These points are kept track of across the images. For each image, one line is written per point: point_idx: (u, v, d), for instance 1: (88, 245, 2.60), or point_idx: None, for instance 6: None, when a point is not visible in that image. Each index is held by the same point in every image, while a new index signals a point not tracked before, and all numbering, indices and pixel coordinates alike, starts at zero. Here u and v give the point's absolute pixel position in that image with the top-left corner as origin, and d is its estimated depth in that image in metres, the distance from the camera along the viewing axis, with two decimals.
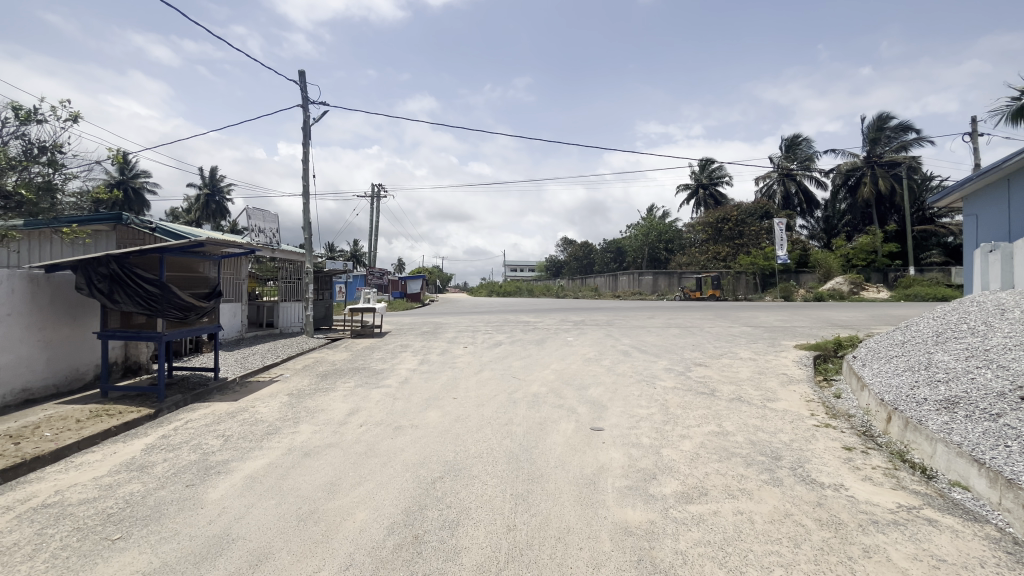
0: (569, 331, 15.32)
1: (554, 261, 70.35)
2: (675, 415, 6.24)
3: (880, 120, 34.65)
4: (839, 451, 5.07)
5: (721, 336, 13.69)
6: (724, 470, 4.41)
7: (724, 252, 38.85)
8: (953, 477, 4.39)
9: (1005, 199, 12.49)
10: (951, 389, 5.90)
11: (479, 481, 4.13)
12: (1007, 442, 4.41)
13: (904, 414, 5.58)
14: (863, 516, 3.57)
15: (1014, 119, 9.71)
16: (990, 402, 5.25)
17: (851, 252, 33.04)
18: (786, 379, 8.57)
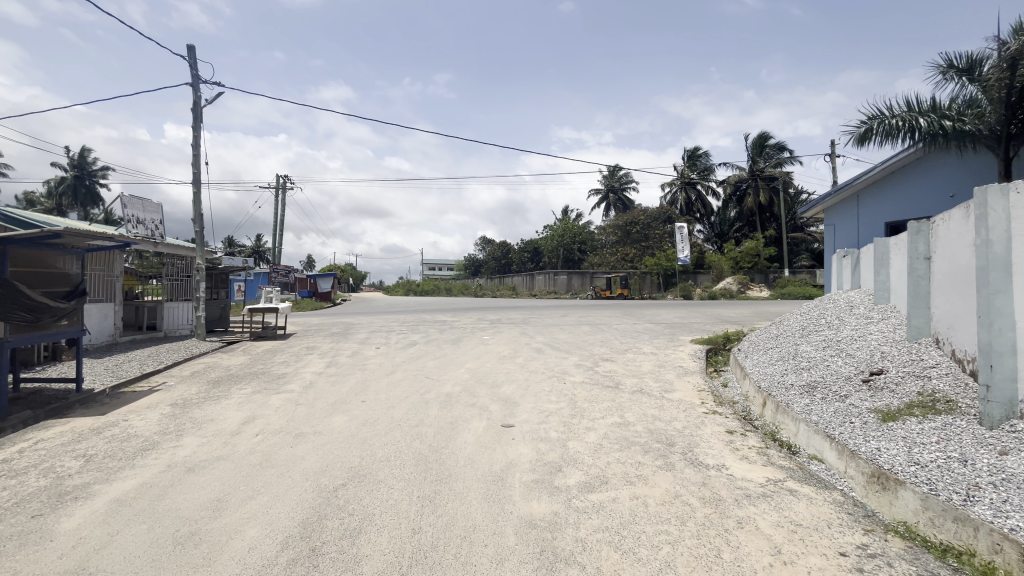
0: (485, 330, 15.38)
1: (473, 259, 70.20)
2: (583, 408, 6.52)
3: (762, 138, 38.97)
4: (722, 435, 5.61)
5: (628, 332, 14.55)
6: (625, 458, 4.69)
7: (631, 253, 41.39)
8: (811, 452, 5.06)
9: (855, 212, 14.72)
10: (811, 375, 6.81)
11: (386, 485, 4.01)
12: (851, 419, 5.19)
13: (775, 398, 6.33)
14: (739, 491, 3.99)
15: (858, 143, 11.45)
16: (840, 385, 6.14)
17: (739, 256, 36.75)
18: (682, 371, 9.33)
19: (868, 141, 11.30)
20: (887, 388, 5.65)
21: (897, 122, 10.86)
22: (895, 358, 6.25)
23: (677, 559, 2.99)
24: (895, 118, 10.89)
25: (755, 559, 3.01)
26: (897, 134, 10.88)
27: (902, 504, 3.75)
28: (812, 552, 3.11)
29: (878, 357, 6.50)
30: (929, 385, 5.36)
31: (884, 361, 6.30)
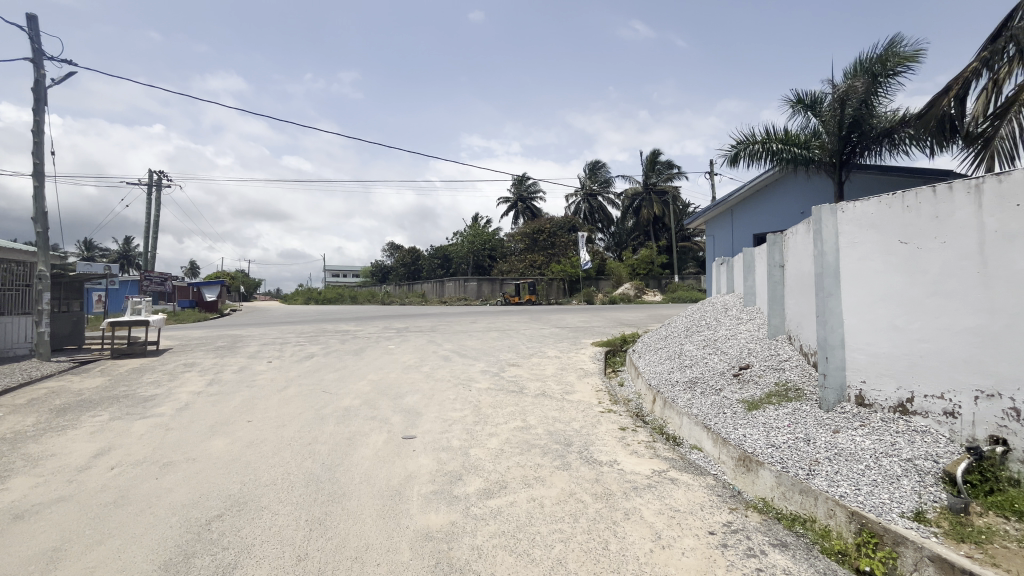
0: (391, 339, 14.88)
1: (380, 266, 67.78)
2: (486, 415, 6.56)
3: (654, 155, 42.47)
4: (616, 431, 5.98)
5: (534, 337, 14.96)
6: (524, 461, 4.80)
7: (539, 260, 42.70)
8: (692, 442, 5.57)
9: (729, 225, 16.61)
10: (693, 371, 7.51)
11: (271, 511, 3.69)
12: (723, 409, 5.81)
13: (663, 394, 6.89)
14: (627, 484, 4.27)
15: (730, 163, 12.93)
16: (716, 380, 6.84)
17: (636, 263, 39.59)
18: (583, 373, 9.78)
19: (737, 161, 12.82)
20: (753, 380, 6.40)
21: (759, 146, 12.46)
22: (759, 353, 7.11)
23: (568, 556, 3.11)
24: (758, 143, 12.49)
25: (638, 547, 3.23)
26: (760, 157, 12.47)
27: (761, 482, 4.27)
28: (687, 534, 3.41)
29: (746, 354, 7.35)
30: (783, 375, 6.17)
31: (750, 357, 7.14)
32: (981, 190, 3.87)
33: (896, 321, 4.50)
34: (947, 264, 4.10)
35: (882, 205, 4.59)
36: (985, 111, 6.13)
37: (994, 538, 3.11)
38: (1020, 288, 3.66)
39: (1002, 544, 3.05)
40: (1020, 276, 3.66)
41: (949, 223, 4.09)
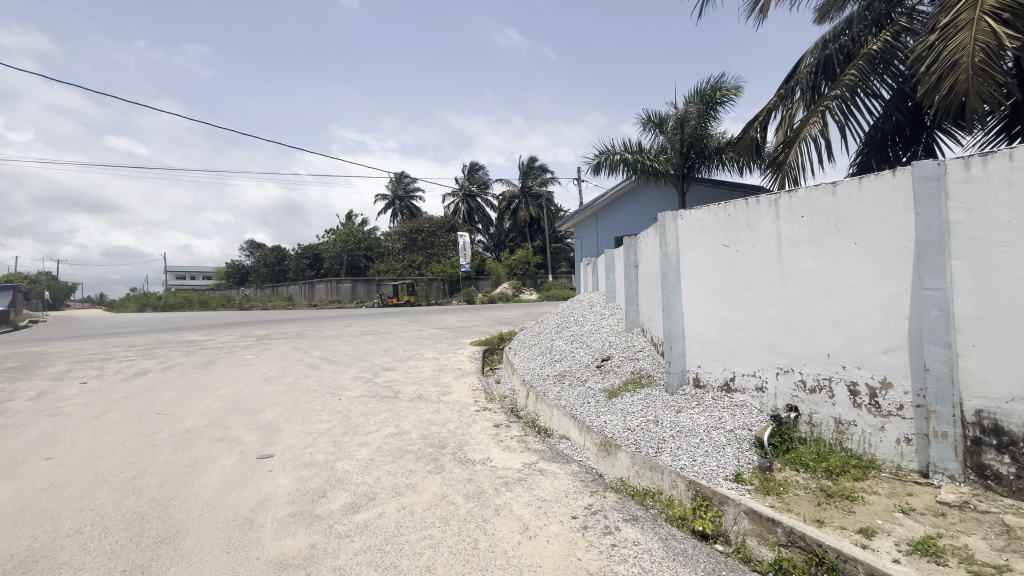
0: (248, 348, 13.32)
1: (237, 266, 60.45)
2: (356, 424, 6.20)
3: (529, 160, 44.44)
4: (490, 429, 6.07)
5: (411, 339, 14.59)
6: (396, 469, 4.63)
7: (417, 260, 41.84)
8: (561, 432, 5.92)
9: (594, 228, 18.00)
10: (562, 365, 7.98)
11: (74, 567, 3.03)
12: (588, 399, 6.27)
13: (536, 389, 7.21)
14: (498, 480, 4.36)
15: (592, 171, 14.04)
16: (582, 372, 7.36)
17: (513, 263, 40.92)
18: (459, 373, 9.78)
19: (598, 170, 14.00)
20: (613, 370, 7.01)
21: (615, 157, 13.72)
22: (617, 346, 7.81)
23: (437, 561, 3.06)
24: (615, 154, 13.73)
25: (506, 541, 3.31)
26: (616, 167, 13.76)
27: (619, 463, 4.69)
28: (552, 522, 3.59)
29: (607, 346, 8.02)
30: (638, 364, 6.86)
31: (611, 349, 7.82)
32: (778, 203, 4.68)
33: (722, 313, 5.26)
34: (757, 264, 4.89)
35: (710, 214, 5.32)
36: (781, 136, 7.39)
37: (788, 488, 3.81)
38: (805, 284, 4.50)
39: (795, 492, 3.75)
40: (805, 274, 4.50)
41: (757, 230, 4.88)
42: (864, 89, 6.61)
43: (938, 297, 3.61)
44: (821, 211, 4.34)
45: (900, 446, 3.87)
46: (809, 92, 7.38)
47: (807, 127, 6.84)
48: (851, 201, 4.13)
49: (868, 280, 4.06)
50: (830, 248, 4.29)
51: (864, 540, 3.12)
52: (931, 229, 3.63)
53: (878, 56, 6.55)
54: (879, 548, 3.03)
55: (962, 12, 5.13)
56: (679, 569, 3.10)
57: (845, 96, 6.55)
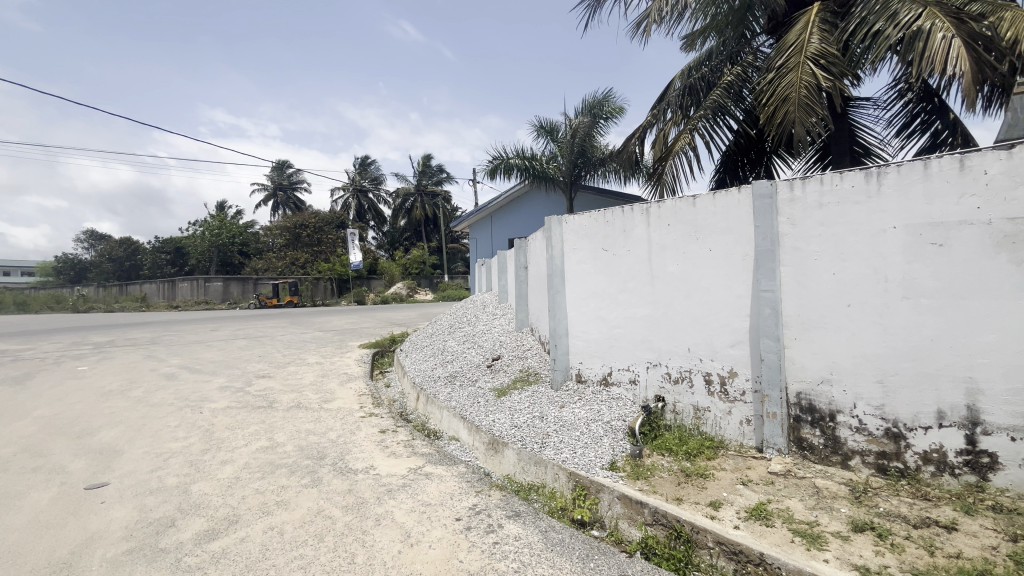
0: (83, 358, 11.24)
1: (70, 260, 50.77)
2: (220, 439, 5.53)
3: (426, 158, 43.70)
4: (376, 435, 5.82)
5: (292, 343, 13.48)
6: (265, 486, 4.21)
7: (302, 258, 38.79)
8: (451, 434, 5.87)
9: (489, 229, 18.21)
10: (454, 366, 7.93)
11: None
12: (477, 399, 6.30)
13: (426, 391, 7.07)
14: (381, 488, 4.18)
15: (489, 173, 14.29)
16: (473, 373, 7.37)
17: (408, 262, 39.87)
18: (345, 378, 9.24)
19: (495, 173, 14.29)
20: (503, 369, 7.14)
21: (511, 161, 14.08)
22: (508, 345, 7.97)
23: None
24: (511, 158, 14.10)
25: (385, 551, 3.18)
26: (512, 171, 14.13)
27: (506, 460, 4.79)
28: (435, 526, 3.52)
29: (498, 346, 8.15)
30: (526, 363, 7.07)
31: (501, 349, 7.95)
32: (648, 212, 5.12)
33: (601, 312, 5.62)
34: (630, 267, 5.31)
35: (591, 219, 5.66)
36: (656, 151, 8.11)
37: (655, 471, 4.18)
38: (670, 286, 4.99)
39: (660, 475, 4.12)
40: (670, 277, 4.98)
41: (632, 236, 5.29)
42: (721, 115, 7.52)
43: (770, 297, 4.23)
44: (683, 220, 4.84)
45: (743, 426, 4.45)
46: (679, 113, 8.21)
47: (676, 143, 7.60)
48: (707, 213, 4.66)
49: (719, 283, 4.61)
50: (690, 254, 4.80)
51: (712, 512, 3.53)
52: (766, 239, 4.24)
53: (732, 86, 7.50)
54: (724, 517, 3.46)
55: (793, 56, 6.09)
56: (556, 558, 3.23)
57: (706, 118, 7.41)
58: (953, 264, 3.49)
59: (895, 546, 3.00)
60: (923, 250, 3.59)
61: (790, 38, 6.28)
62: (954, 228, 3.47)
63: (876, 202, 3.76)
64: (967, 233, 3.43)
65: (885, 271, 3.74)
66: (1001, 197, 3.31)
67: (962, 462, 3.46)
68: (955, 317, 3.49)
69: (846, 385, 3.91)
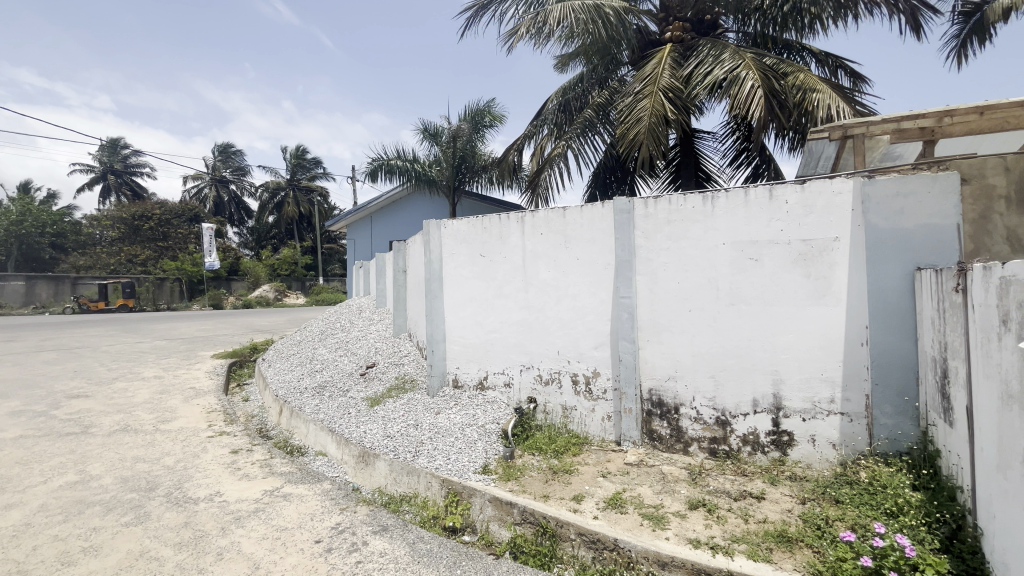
0: None
1: None
2: (6, 478, 4.43)
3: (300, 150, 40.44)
4: (225, 457, 5.16)
5: (123, 354, 11.40)
6: (70, 530, 3.47)
7: (141, 254, 33.14)
8: (317, 449, 5.45)
9: (369, 231, 17.40)
10: (323, 376, 7.38)
11: None
12: (348, 410, 5.93)
13: (290, 404, 6.48)
14: (227, 517, 3.71)
15: (369, 174, 13.74)
16: (344, 382, 6.94)
17: (276, 262, 36.36)
18: (191, 393, 8.07)
19: (376, 174, 13.79)
20: (377, 377, 6.83)
21: (394, 163, 13.71)
22: (383, 352, 7.66)
23: None
24: (393, 159, 13.73)
25: None
26: (394, 172, 13.74)
27: (377, 473, 4.58)
28: (290, 553, 3.22)
29: (373, 353, 7.78)
30: (402, 370, 6.85)
31: (376, 356, 7.60)
32: (523, 220, 5.32)
33: (478, 317, 5.68)
34: (506, 273, 5.46)
35: (469, 225, 5.71)
36: (534, 161, 8.46)
37: (525, 471, 4.32)
38: (542, 291, 5.22)
39: (529, 474, 4.27)
40: (542, 283, 5.22)
41: (507, 243, 5.45)
42: (591, 134, 8.13)
43: (628, 303, 4.66)
44: (554, 229, 5.11)
45: (604, 422, 4.82)
46: (554, 129, 8.70)
47: (550, 156, 8.01)
48: (575, 224, 4.98)
49: (585, 289, 4.95)
50: (560, 261, 5.09)
51: (575, 505, 3.75)
52: (624, 250, 4.67)
53: (600, 107, 8.15)
54: (585, 509, 3.69)
55: (648, 86, 6.82)
56: (423, 570, 3.15)
57: (577, 135, 7.96)
58: (764, 276, 4.17)
59: (720, 518, 3.47)
60: (744, 263, 4.23)
61: (646, 70, 7.04)
62: (765, 246, 4.16)
63: (710, 221, 4.35)
64: (774, 250, 4.13)
65: (717, 281, 4.34)
66: (797, 221, 4.06)
67: (770, 441, 4.15)
68: (766, 320, 4.18)
69: (687, 381, 4.45)
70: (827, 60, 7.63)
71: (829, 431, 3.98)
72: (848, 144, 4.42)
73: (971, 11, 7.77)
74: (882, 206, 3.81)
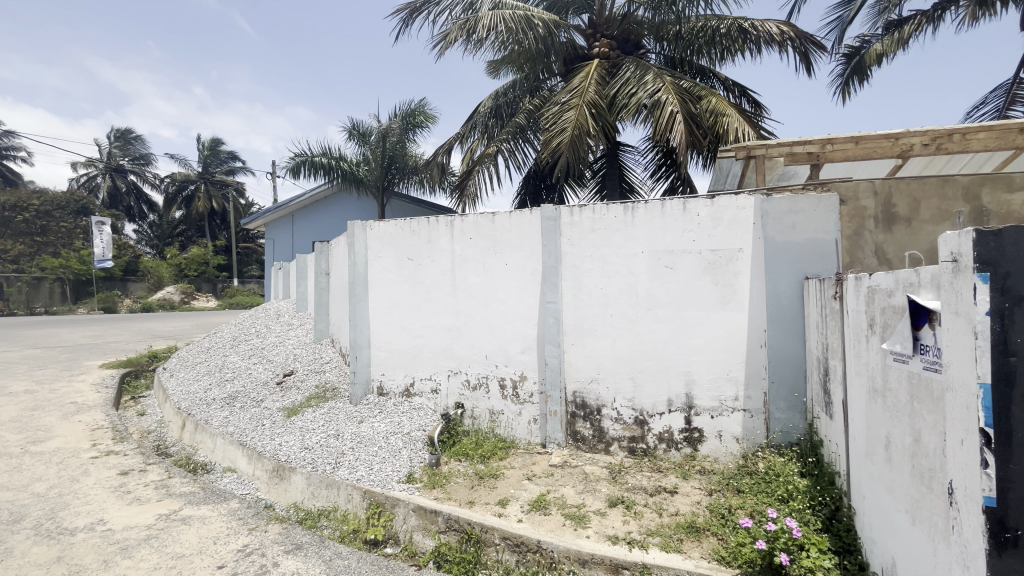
0: None
1: None
2: None
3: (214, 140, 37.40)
4: (113, 479, 4.61)
5: None
6: None
7: (13, 249, 28.86)
8: (225, 465, 5.03)
9: (290, 230, 16.42)
10: (233, 386, 6.82)
11: None
12: (261, 421, 5.53)
13: (194, 417, 5.93)
14: (111, 548, 3.32)
15: (292, 171, 13.02)
16: (258, 392, 6.46)
17: (182, 262, 33.23)
18: (73, 409, 7.13)
19: (299, 171, 13.10)
20: (295, 386, 6.43)
21: (319, 160, 13.08)
22: (303, 359, 7.24)
23: None
24: (318, 156, 13.10)
25: None
26: (319, 169, 13.12)
27: (292, 488, 4.31)
28: None
29: (291, 360, 7.33)
30: (323, 378, 6.50)
31: (295, 363, 7.16)
32: (452, 224, 5.28)
33: (404, 322, 5.54)
34: (434, 277, 5.38)
35: (396, 227, 5.57)
36: (463, 164, 8.43)
37: (450, 478, 4.26)
38: (470, 295, 5.20)
39: (455, 481, 4.22)
40: (470, 287, 5.20)
41: (436, 247, 5.37)
42: (520, 141, 8.27)
43: (554, 308, 4.78)
44: (483, 234, 5.13)
45: (531, 425, 4.89)
46: (485, 134, 8.74)
47: (480, 161, 8.01)
48: (503, 229, 5.03)
49: (512, 294, 5.00)
50: (488, 266, 5.10)
51: (500, 509, 3.76)
52: (551, 256, 4.78)
53: (529, 115, 8.30)
54: (510, 513, 3.71)
55: (576, 98, 7.07)
56: None
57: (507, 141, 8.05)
58: (678, 283, 4.46)
59: (637, 513, 3.64)
60: (661, 271, 4.50)
61: (574, 83, 7.29)
62: (679, 255, 4.45)
63: (630, 230, 4.58)
64: (687, 259, 4.43)
65: (636, 288, 4.57)
66: (707, 233, 4.38)
67: (683, 437, 4.43)
68: (679, 324, 4.46)
69: (608, 383, 4.64)
70: (733, 89, 8.36)
71: (733, 426, 4.32)
72: (750, 164, 4.82)
73: (851, 54, 8.83)
74: (778, 221, 4.22)
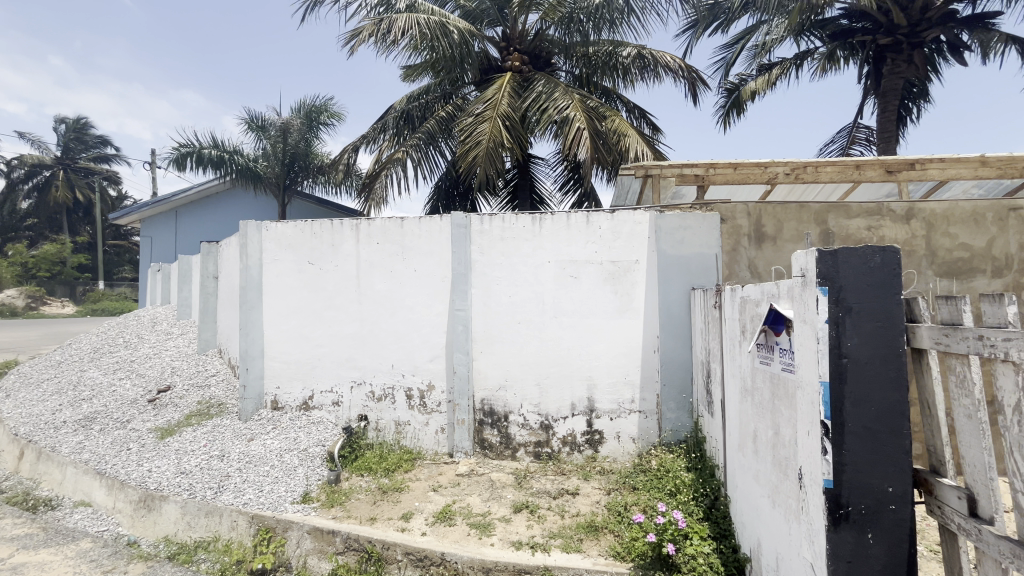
0: None
1: None
2: None
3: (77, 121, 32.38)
4: None
5: None
6: None
7: None
8: (77, 499, 4.32)
9: (172, 228, 14.66)
10: (91, 405, 5.89)
11: None
12: (126, 446, 4.83)
13: (36, 445, 5.02)
14: None
15: (177, 164, 11.70)
16: (123, 411, 5.63)
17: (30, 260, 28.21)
18: None
19: (185, 163, 11.79)
20: (171, 404, 5.70)
21: (209, 153, 11.88)
22: (182, 372, 6.46)
23: None
24: (208, 148, 11.89)
25: None
26: (210, 162, 11.92)
27: (164, 519, 3.82)
28: None
29: (168, 374, 6.50)
30: (206, 393, 5.84)
31: (172, 378, 6.36)
32: (358, 228, 5.06)
33: (303, 330, 5.18)
34: (337, 283, 5.11)
35: (296, 229, 5.21)
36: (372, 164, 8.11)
37: (350, 494, 4.04)
38: (376, 302, 5.01)
39: (356, 497, 4.01)
40: (377, 294, 5.01)
41: (340, 251, 5.11)
42: (432, 146, 8.18)
43: (463, 315, 4.76)
44: (391, 239, 4.98)
45: (438, 435, 4.81)
46: (396, 136, 8.53)
47: (391, 164, 7.77)
48: (412, 235, 4.92)
49: (421, 301, 4.90)
50: (396, 272, 4.96)
51: (403, 524, 3.64)
52: (460, 263, 4.77)
53: (442, 121, 8.25)
54: (413, 527, 3.61)
55: (488, 109, 7.17)
56: None
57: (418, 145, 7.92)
58: (582, 292, 4.67)
59: (540, 517, 3.72)
60: (566, 280, 4.68)
61: (487, 93, 7.39)
62: (583, 264, 4.67)
63: (538, 240, 4.72)
64: (590, 269, 4.66)
65: (543, 296, 4.71)
66: (608, 245, 4.65)
67: (585, 440, 4.62)
68: (582, 331, 4.67)
69: (516, 389, 4.71)
70: (634, 111, 8.99)
71: (630, 427, 4.60)
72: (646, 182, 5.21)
73: (731, 90, 9.97)
74: (669, 236, 4.60)
